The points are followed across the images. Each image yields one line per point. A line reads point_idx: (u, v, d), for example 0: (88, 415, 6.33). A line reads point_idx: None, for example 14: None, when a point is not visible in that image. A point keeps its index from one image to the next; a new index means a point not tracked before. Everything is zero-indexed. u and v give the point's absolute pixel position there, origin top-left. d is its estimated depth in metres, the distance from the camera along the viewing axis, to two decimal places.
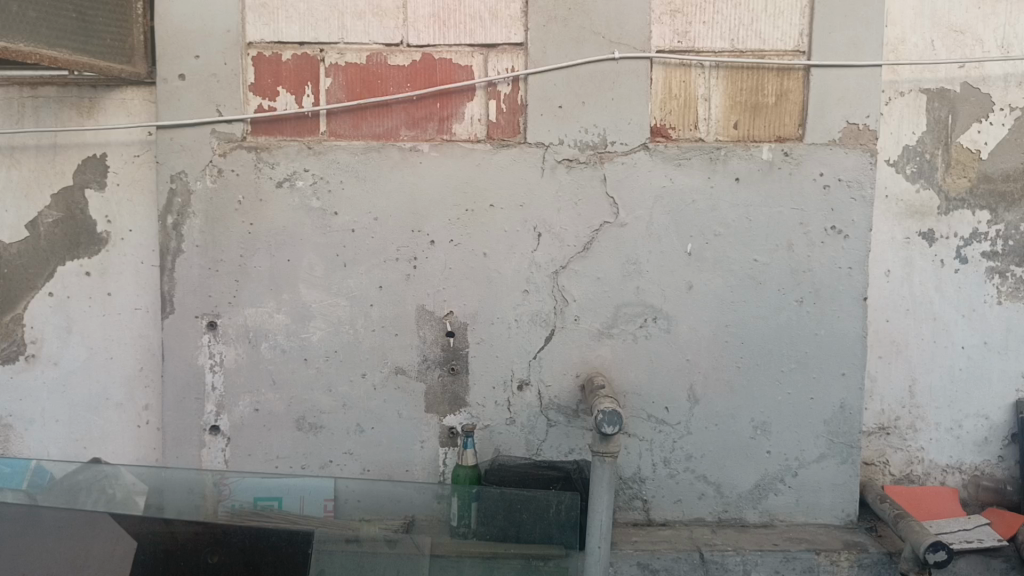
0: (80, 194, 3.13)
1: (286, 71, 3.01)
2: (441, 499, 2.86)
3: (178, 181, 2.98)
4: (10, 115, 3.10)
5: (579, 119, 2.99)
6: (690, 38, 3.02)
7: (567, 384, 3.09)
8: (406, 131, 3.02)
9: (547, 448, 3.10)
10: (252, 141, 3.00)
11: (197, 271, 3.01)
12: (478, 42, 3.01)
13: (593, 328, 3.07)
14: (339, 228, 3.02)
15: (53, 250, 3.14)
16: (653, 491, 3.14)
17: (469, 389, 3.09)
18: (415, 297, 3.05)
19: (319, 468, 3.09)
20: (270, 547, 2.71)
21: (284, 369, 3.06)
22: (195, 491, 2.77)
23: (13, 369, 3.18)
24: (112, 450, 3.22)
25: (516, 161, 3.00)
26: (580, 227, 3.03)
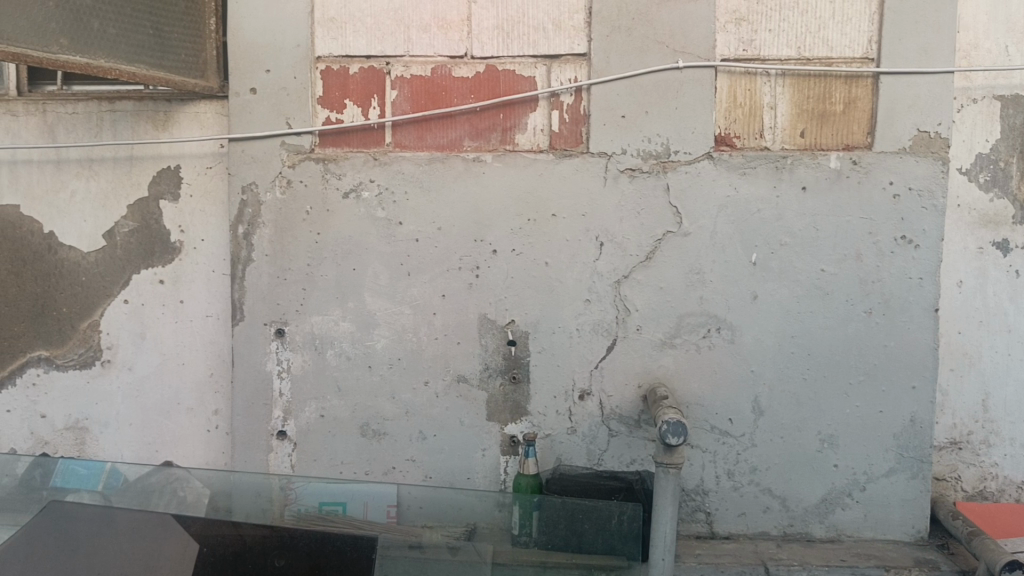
0: (154, 205, 3.23)
1: (353, 83, 3.08)
2: (502, 507, 2.85)
3: (249, 193, 3.07)
4: (89, 128, 3.24)
5: (643, 128, 2.99)
6: (755, 46, 3.00)
7: (629, 394, 3.08)
8: (469, 142, 3.05)
9: (608, 458, 3.09)
10: (320, 153, 3.07)
11: (266, 280, 3.09)
12: (541, 53, 3.03)
13: (655, 338, 3.06)
14: (404, 237, 3.06)
15: (128, 258, 3.25)
16: (717, 504, 3.10)
17: (531, 398, 3.10)
18: (477, 306, 3.08)
19: (383, 474, 3.14)
20: (336, 551, 2.60)
21: (348, 376, 3.11)
22: (263, 495, 2.81)
23: (90, 373, 3.29)
24: (182, 454, 3.31)
25: (579, 171, 3.01)
26: (643, 236, 3.02)
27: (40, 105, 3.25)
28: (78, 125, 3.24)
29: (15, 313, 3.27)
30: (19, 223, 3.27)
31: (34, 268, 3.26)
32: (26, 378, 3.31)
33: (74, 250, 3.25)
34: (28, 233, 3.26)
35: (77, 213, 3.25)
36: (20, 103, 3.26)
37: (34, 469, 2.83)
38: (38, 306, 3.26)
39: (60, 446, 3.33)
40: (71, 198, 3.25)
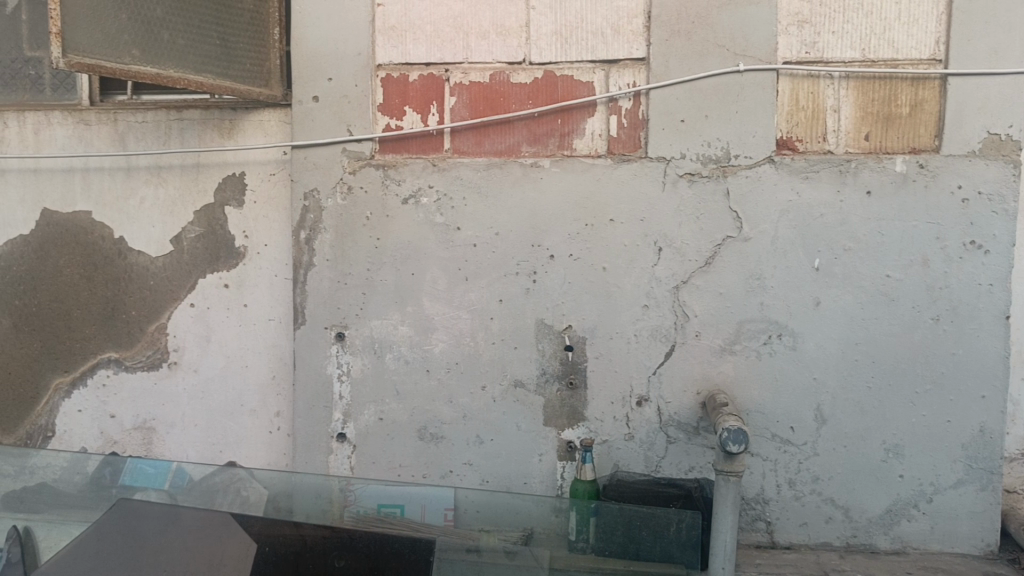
0: (220, 211, 3.31)
1: (413, 90, 3.11)
2: (559, 512, 2.81)
3: (311, 199, 3.13)
4: (158, 136, 3.33)
5: (703, 132, 2.96)
6: (818, 48, 2.95)
7: (687, 400, 3.05)
8: (527, 148, 3.07)
9: (666, 465, 3.07)
10: (380, 160, 3.12)
11: (327, 284, 3.14)
12: (600, 58, 3.03)
13: (715, 344, 3.02)
14: (462, 243, 3.09)
15: (195, 263, 3.34)
16: (778, 513, 3.06)
17: (588, 404, 3.09)
18: (534, 310, 3.08)
19: (440, 477, 3.16)
20: (394, 553, 2.60)
21: (406, 380, 3.15)
22: (324, 496, 2.81)
23: (157, 375, 3.39)
24: (245, 454, 3.38)
25: (637, 176, 3.00)
26: (702, 242, 3.00)
27: (112, 114, 3.36)
28: (147, 133, 3.34)
29: (86, 315, 3.38)
30: (90, 228, 3.38)
31: (104, 272, 3.36)
32: (97, 378, 3.41)
33: (143, 255, 3.35)
34: (99, 238, 3.37)
35: (146, 219, 3.35)
36: (93, 112, 3.37)
37: (103, 467, 2.78)
38: (108, 310, 3.36)
39: (128, 445, 3.43)
40: (140, 204, 3.35)
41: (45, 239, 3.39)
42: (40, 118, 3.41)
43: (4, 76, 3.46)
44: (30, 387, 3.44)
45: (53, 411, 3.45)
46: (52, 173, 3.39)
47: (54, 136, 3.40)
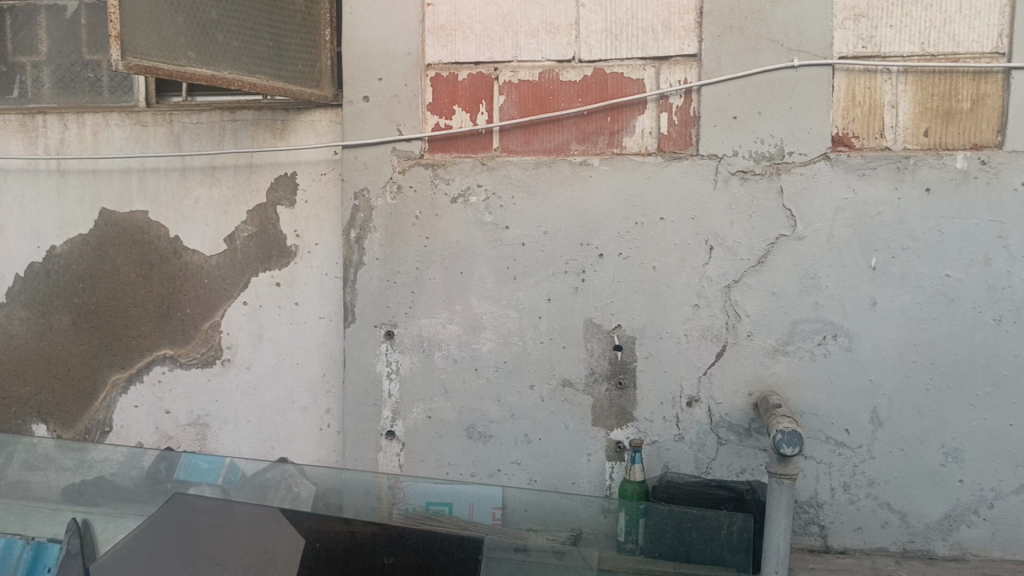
0: (272, 210, 3.36)
1: (462, 90, 3.12)
2: (607, 513, 2.80)
3: (361, 198, 3.16)
4: (212, 137, 3.39)
5: (756, 129, 2.92)
6: (875, 43, 2.88)
7: (739, 402, 3.00)
8: (577, 146, 3.05)
9: (717, 467, 3.03)
10: (429, 159, 3.13)
11: (377, 283, 3.17)
12: (650, 55, 3.00)
13: (767, 345, 2.97)
14: (510, 242, 3.08)
15: (248, 262, 3.39)
16: (832, 517, 3.00)
17: (637, 404, 3.06)
18: (583, 310, 3.07)
19: (488, 476, 3.16)
20: (443, 550, 2.58)
21: (455, 379, 3.15)
22: (372, 493, 2.80)
23: (211, 372, 3.45)
24: (296, 451, 3.42)
25: (688, 174, 2.96)
26: (755, 240, 2.95)
27: (167, 115, 3.43)
28: (202, 134, 3.40)
29: (143, 313, 3.45)
30: (146, 228, 3.45)
31: (160, 271, 3.43)
32: (152, 375, 3.48)
33: (197, 254, 3.42)
34: (155, 237, 3.44)
35: (200, 218, 3.41)
36: (149, 113, 3.44)
37: (160, 462, 2.80)
38: (164, 307, 3.43)
39: (183, 441, 3.49)
40: (195, 204, 3.41)
41: (103, 239, 3.47)
42: (98, 119, 3.48)
43: (64, 78, 3.55)
44: (88, 383, 3.53)
45: (110, 406, 3.53)
46: (109, 173, 3.46)
47: (112, 137, 3.48)
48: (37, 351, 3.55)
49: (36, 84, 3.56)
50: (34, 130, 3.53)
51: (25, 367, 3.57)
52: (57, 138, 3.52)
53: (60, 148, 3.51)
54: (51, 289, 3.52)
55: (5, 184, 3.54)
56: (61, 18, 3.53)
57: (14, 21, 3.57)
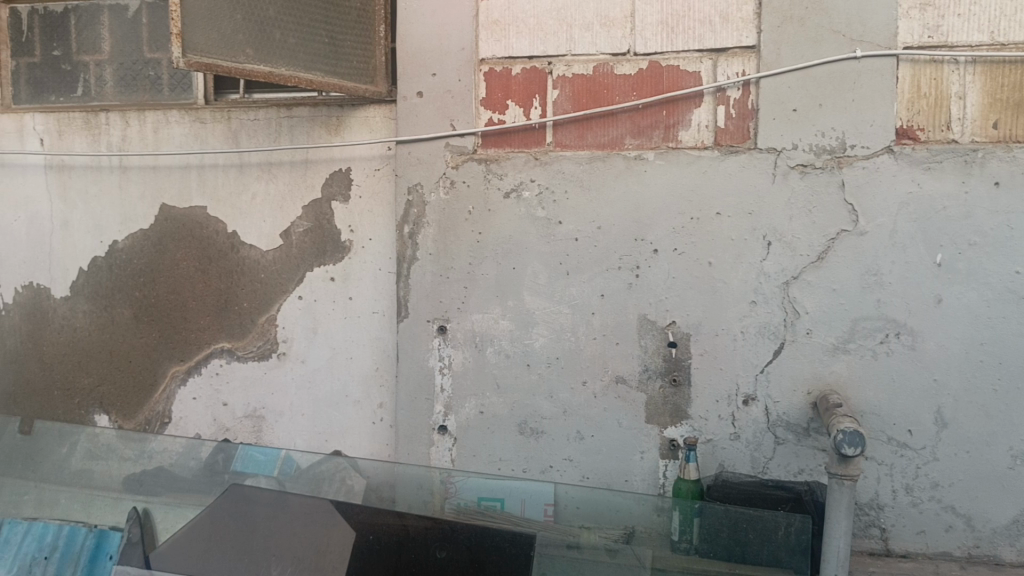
0: (327, 206, 3.39)
1: (515, 85, 3.10)
2: (661, 512, 2.71)
3: (414, 193, 3.18)
4: (269, 133, 3.43)
5: (816, 122, 2.85)
6: (942, 32, 2.79)
7: (797, 400, 2.94)
8: (631, 140, 3.01)
9: (774, 467, 2.97)
10: (483, 154, 3.13)
11: (430, 278, 3.18)
12: (707, 47, 2.94)
13: (827, 343, 2.91)
14: (564, 237, 3.07)
15: (303, 257, 3.43)
16: (893, 520, 2.92)
17: (692, 402, 3.02)
18: (636, 306, 3.03)
19: (540, 472, 3.15)
20: (495, 547, 2.58)
21: (507, 374, 3.14)
22: (425, 487, 2.76)
23: (267, 365, 3.49)
24: (350, 444, 3.45)
25: (745, 168, 2.91)
26: (815, 236, 2.88)
27: (226, 113, 3.49)
28: (259, 130, 3.45)
29: (202, 307, 3.51)
30: (205, 223, 3.51)
31: (218, 265, 3.49)
32: (210, 368, 3.54)
33: (254, 249, 3.47)
34: (214, 232, 3.50)
35: (257, 214, 3.46)
36: (208, 111, 3.50)
37: (217, 453, 2.82)
38: (222, 301, 3.49)
39: (240, 433, 3.55)
40: (251, 200, 3.46)
41: (163, 234, 3.55)
42: (159, 117, 3.56)
43: (126, 77, 3.63)
44: (149, 375, 3.60)
45: (170, 398, 3.60)
46: (170, 170, 3.54)
47: (172, 134, 3.55)
48: (100, 344, 3.64)
49: (99, 82, 3.65)
50: (97, 128, 3.62)
51: (88, 359, 3.66)
52: (119, 136, 3.60)
53: (122, 145, 3.59)
54: (114, 282, 3.61)
55: (70, 180, 3.64)
56: (123, 17, 3.61)
57: (78, 22, 3.66)
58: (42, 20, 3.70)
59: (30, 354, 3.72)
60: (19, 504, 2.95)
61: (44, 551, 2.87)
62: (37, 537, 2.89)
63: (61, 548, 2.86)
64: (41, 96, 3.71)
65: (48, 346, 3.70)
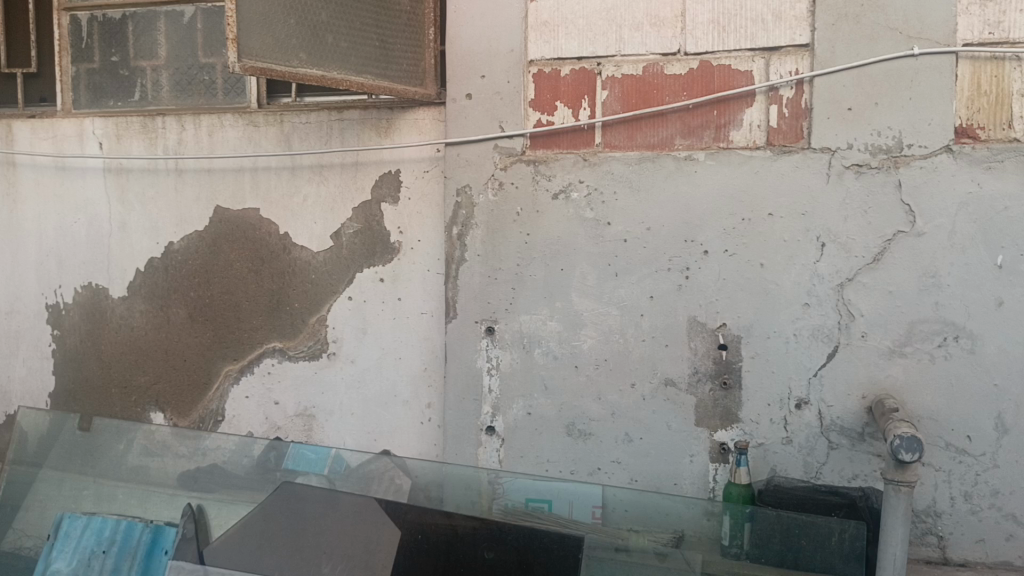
0: (377, 208, 3.43)
1: (564, 86, 3.10)
2: (712, 516, 2.64)
3: (463, 195, 3.19)
4: (320, 136, 3.48)
5: (871, 121, 2.80)
6: (1003, 28, 2.71)
7: (851, 404, 2.89)
8: (681, 140, 2.99)
9: (827, 472, 2.92)
10: (531, 156, 3.13)
11: (478, 279, 3.19)
12: (759, 46, 2.90)
13: (883, 346, 2.85)
14: (612, 238, 3.05)
15: (353, 258, 3.47)
16: (951, 528, 2.85)
17: (743, 405, 2.98)
18: (686, 308, 3.00)
19: (588, 475, 3.13)
20: (543, 548, 2.57)
21: (555, 375, 3.14)
22: (473, 488, 2.73)
23: (317, 364, 3.54)
24: (398, 444, 3.48)
25: (799, 168, 2.87)
26: (870, 237, 2.83)
27: (278, 116, 3.54)
28: (310, 133, 3.49)
29: (254, 307, 3.57)
30: (258, 225, 3.57)
31: (271, 266, 3.55)
32: (263, 367, 3.60)
33: (306, 250, 3.52)
34: (266, 234, 3.56)
35: (308, 216, 3.51)
36: (261, 114, 3.56)
37: (269, 451, 2.85)
38: (274, 301, 3.55)
39: (290, 431, 3.60)
40: (303, 201, 3.51)
41: (217, 235, 3.61)
42: (213, 120, 3.62)
43: (181, 81, 3.72)
44: (203, 374, 3.67)
45: (223, 396, 3.67)
46: (223, 172, 3.60)
47: (226, 137, 3.61)
48: (156, 343, 3.73)
49: (156, 87, 3.74)
50: (154, 132, 3.69)
51: (145, 357, 3.74)
52: (175, 139, 3.67)
53: (177, 148, 3.67)
54: (169, 283, 3.69)
55: (128, 183, 3.73)
56: (179, 23, 3.70)
57: (136, 28, 3.75)
58: (101, 26, 3.79)
59: (89, 353, 3.82)
60: (79, 499, 3.02)
61: (102, 545, 2.92)
62: (96, 532, 2.95)
63: (119, 542, 2.91)
64: (99, 101, 3.82)
65: (106, 345, 3.79)
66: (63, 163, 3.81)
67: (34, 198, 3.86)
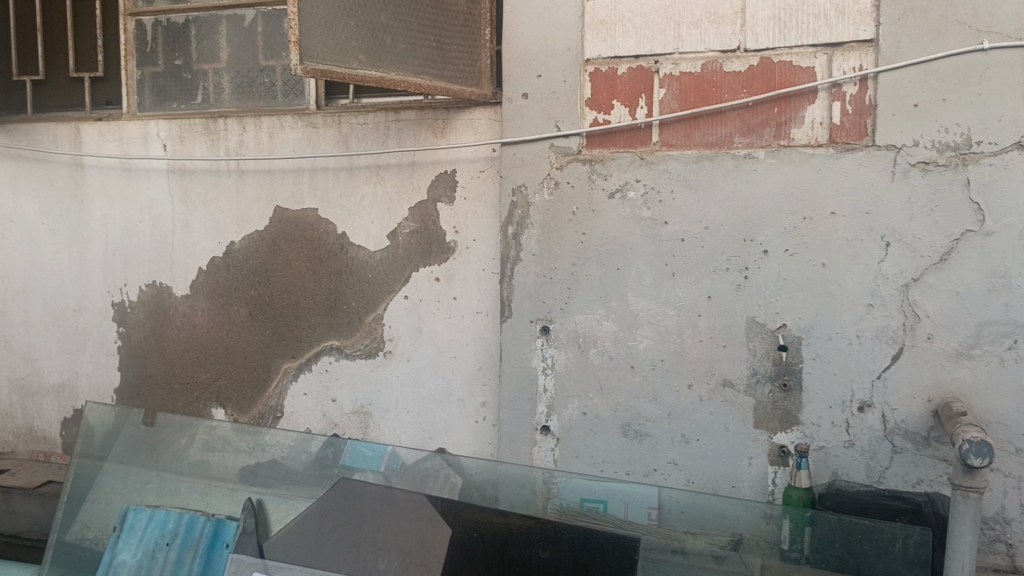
0: (433, 208, 3.46)
1: (621, 84, 3.08)
2: (770, 519, 2.61)
3: (519, 194, 3.20)
4: (377, 136, 3.51)
5: (938, 117, 2.73)
6: None
7: (916, 408, 2.82)
8: (741, 138, 2.95)
9: (890, 477, 2.86)
10: (587, 155, 3.12)
11: (533, 279, 3.19)
12: (822, 41, 2.84)
13: (949, 348, 2.77)
14: (669, 237, 3.03)
15: (409, 257, 3.50)
16: (1021, 535, 2.77)
17: (803, 407, 2.93)
18: (745, 308, 2.97)
19: (644, 476, 3.11)
20: (598, 549, 2.52)
21: (610, 375, 3.12)
22: (528, 487, 2.72)
23: (374, 363, 3.58)
24: (454, 442, 3.50)
25: (862, 166, 2.81)
26: (937, 236, 2.76)
27: (336, 117, 3.58)
28: (367, 134, 3.53)
29: (312, 305, 3.63)
30: (317, 225, 3.62)
31: (328, 265, 3.60)
32: (320, 365, 3.65)
33: (362, 250, 3.56)
34: (324, 233, 3.61)
35: (365, 216, 3.55)
36: (319, 115, 3.61)
37: (327, 448, 2.89)
38: (332, 300, 3.60)
39: (347, 428, 3.65)
40: (360, 201, 3.56)
41: (277, 235, 3.68)
42: (273, 122, 3.69)
43: (242, 84, 3.79)
44: (262, 371, 3.74)
45: (282, 393, 3.73)
46: (283, 173, 3.67)
47: (286, 139, 3.67)
48: (217, 340, 3.81)
49: (217, 90, 3.82)
50: (217, 133, 3.78)
51: (206, 354, 3.83)
52: (236, 141, 3.75)
53: (238, 149, 3.75)
54: (230, 282, 3.76)
55: (191, 184, 3.82)
56: (239, 27, 3.77)
57: (198, 32, 3.83)
58: (165, 31, 3.89)
59: (153, 349, 3.92)
60: (143, 492, 3.10)
61: (165, 538, 2.99)
62: (160, 524, 3.01)
63: (181, 536, 2.98)
64: (163, 104, 3.92)
65: (169, 342, 3.89)
66: (128, 164, 3.91)
67: (100, 199, 3.97)
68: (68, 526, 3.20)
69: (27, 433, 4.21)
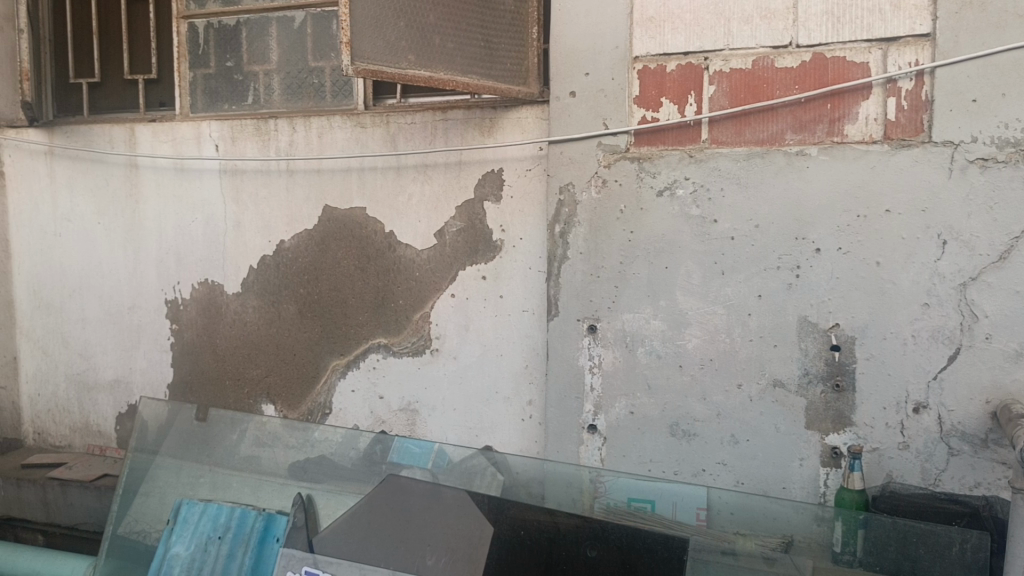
0: (479, 207, 3.47)
1: (670, 81, 3.06)
2: (821, 521, 2.53)
3: (566, 193, 3.20)
4: (425, 135, 3.54)
5: (998, 113, 2.67)
6: None
7: (974, 409, 2.76)
8: (793, 135, 2.91)
9: (947, 479, 2.80)
10: (635, 152, 3.11)
11: (580, 277, 3.19)
12: (876, 36, 2.79)
13: (1009, 349, 2.71)
14: (718, 236, 3.00)
15: (456, 256, 3.52)
16: None
17: (856, 408, 2.89)
18: (796, 308, 2.93)
19: (692, 476, 3.09)
20: (647, 550, 2.54)
21: (658, 374, 3.11)
22: (574, 485, 2.70)
23: (421, 360, 3.61)
24: (500, 440, 3.51)
25: (918, 163, 2.76)
26: (996, 234, 2.70)
27: (384, 117, 3.62)
28: (415, 133, 3.56)
29: (360, 303, 3.67)
30: (365, 224, 3.66)
31: (376, 264, 3.64)
32: (368, 362, 3.69)
33: (410, 248, 3.60)
34: (373, 232, 3.65)
35: (413, 214, 3.58)
36: (367, 115, 3.65)
37: (375, 444, 2.91)
38: (380, 297, 3.63)
39: (395, 425, 3.68)
40: (408, 200, 3.59)
41: (326, 234, 3.73)
42: (322, 122, 3.73)
43: (292, 85, 3.84)
44: (311, 367, 3.79)
45: (330, 390, 3.77)
46: (332, 173, 3.71)
47: (335, 139, 3.71)
48: (267, 337, 3.87)
49: (268, 91, 3.88)
50: (267, 134, 3.83)
51: (257, 351, 3.89)
52: (286, 141, 3.80)
53: (288, 149, 3.80)
54: (281, 280, 3.82)
55: (242, 183, 3.88)
56: (289, 28, 3.82)
57: (249, 33, 3.89)
58: (217, 33, 3.95)
59: (206, 346, 4.00)
60: (196, 486, 3.17)
61: (217, 531, 3.05)
62: (212, 518, 3.08)
63: (233, 529, 3.02)
64: (215, 105, 3.99)
65: (221, 339, 3.96)
66: (182, 165, 3.99)
67: (154, 199, 4.06)
68: (122, 518, 3.27)
69: (84, 427, 4.33)
